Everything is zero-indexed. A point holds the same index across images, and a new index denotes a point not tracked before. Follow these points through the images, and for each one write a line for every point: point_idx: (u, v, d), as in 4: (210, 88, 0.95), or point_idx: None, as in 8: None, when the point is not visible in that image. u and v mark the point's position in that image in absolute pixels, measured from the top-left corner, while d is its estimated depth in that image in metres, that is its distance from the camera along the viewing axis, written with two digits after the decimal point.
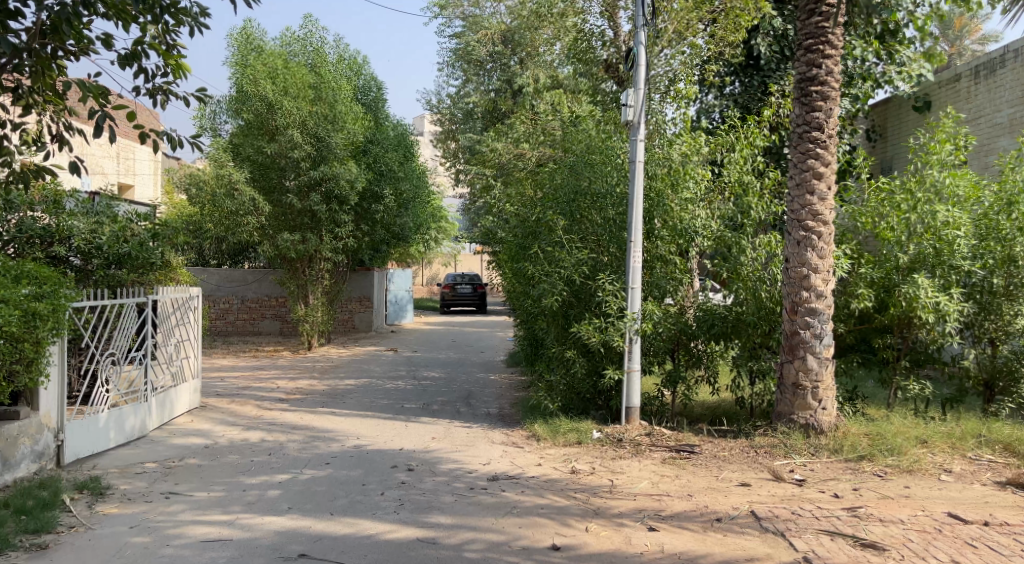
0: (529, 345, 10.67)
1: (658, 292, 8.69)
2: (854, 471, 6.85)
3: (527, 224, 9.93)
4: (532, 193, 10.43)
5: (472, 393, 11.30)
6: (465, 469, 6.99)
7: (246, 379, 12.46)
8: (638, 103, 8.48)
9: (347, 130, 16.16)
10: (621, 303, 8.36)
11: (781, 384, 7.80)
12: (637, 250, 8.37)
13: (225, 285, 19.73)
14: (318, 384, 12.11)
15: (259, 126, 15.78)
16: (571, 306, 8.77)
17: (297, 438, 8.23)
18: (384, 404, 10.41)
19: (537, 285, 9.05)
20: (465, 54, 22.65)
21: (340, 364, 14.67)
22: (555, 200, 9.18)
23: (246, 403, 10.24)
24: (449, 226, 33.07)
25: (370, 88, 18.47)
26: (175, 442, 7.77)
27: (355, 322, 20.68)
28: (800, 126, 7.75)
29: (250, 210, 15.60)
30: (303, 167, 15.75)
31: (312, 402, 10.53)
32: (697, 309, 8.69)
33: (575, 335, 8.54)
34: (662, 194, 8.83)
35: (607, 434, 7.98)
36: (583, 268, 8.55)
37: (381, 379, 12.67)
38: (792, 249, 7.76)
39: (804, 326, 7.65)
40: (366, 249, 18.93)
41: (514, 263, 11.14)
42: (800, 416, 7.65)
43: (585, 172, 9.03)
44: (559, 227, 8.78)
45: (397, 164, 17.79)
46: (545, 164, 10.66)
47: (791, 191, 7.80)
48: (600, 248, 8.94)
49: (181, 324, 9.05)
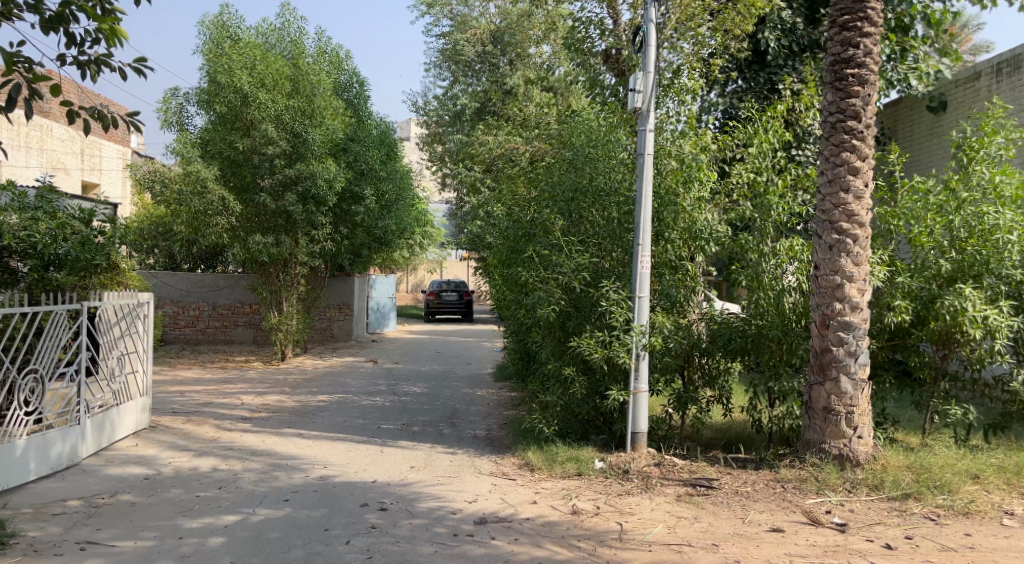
0: (522, 360, 9.66)
1: (669, 304, 7.70)
2: (901, 513, 5.89)
3: (519, 225, 8.95)
4: (526, 191, 9.42)
5: (457, 411, 10.27)
6: (448, 508, 5.97)
7: (208, 394, 11.40)
8: (648, 88, 7.49)
9: (327, 126, 15.06)
10: (627, 315, 7.37)
11: (809, 408, 6.81)
12: (645, 254, 7.41)
13: (196, 290, 18.63)
14: (287, 400, 11.06)
15: (232, 120, 14.71)
16: (570, 317, 7.77)
17: (256, 466, 7.19)
18: (358, 424, 9.37)
19: (531, 292, 8.07)
20: (452, 54, 21.69)
21: (313, 377, 13.60)
22: (553, 197, 8.19)
23: (204, 423, 9.17)
24: (433, 232, 31.96)
25: (353, 84, 17.32)
26: (110, 473, 6.72)
27: (333, 331, 19.56)
28: (832, 114, 6.74)
29: (219, 210, 14.53)
30: (278, 165, 14.67)
31: (279, 422, 9.47)
32: (708, 322, 7.74)
33: (573, 350, 7.55)
34: (671, 192, 7.84)
35: (611, 464, 6.99)
36: (584, 275, 7.56)
37: (357, 395, 11.62)
38: (823, 255, 6.76)
39: (836, 342, 6.66)
40: (346, 254, 17.89)
41: (505, 270, 10.11)
42: (832, 446, 6.64)
43: (585, 167, 8.06)
44: (556, 228, 7.79)
45: (379, 163, 16.73)
46: (539, 160, 9.64)
47: (821, 187, 6.81)
48: (602, 252, 7.95)
49: (126, 334, 7.98)
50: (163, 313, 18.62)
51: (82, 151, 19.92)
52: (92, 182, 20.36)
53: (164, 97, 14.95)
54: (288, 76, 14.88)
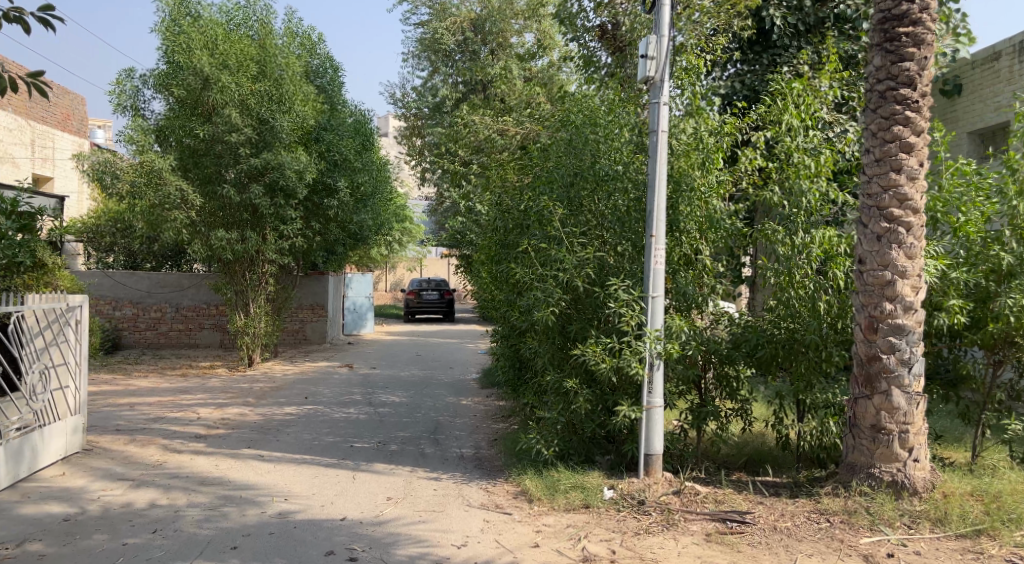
0: (514, 368, 8.61)
1: (685, 304, 6.65)
2: (978, 557, 4.87)
3: (510, 215, 7.92)
4: (519, 177, 8.36)
5: (440, 425, 9.20)
6: (432, 557, 4.93)
7: (161, 406, 10.30)
8: (662, 54, 6.44)
9: (296, 113, 13.86)
10: (639, 318, 6.32)
11: (853, 426, 5.69)
12: (658, 247, 6.38)
13: (158, 291, 17.43)
14: (249, 413, 9.98)
15: (192, 106, 13.52)
16: (570, 321, 6.74)
17: (202, 500, 6.11)
18: (328, 442, 8.30)
19: (526, 293, 7.04)
20: (431, 43, 20.40)
21: (281, 386, 12.48)
22: (550, 182, 7.15)
23: (150, 444, 8.08)
24: (412, 228, 30.81)
25: (325, 69, 16.11)
26: (22, 514, 5.65)
27: (306, 333, 18.38)
28: (881, 81, 5.67)
29: (177, 203, 13.38)
30: (243, 154, 13.50)
31: (237, 440, 8.38)
32: (728, 326, 6.69)
33: (576, 359, 6.50)
34: (686, 176, 6.78)
35: (623, 493, 5.94)
36: (588, 272, 6.52)
37: (329, 406, 10.53)
38: (870, 247, 5.65)
39: (886, 349, 5.55)
40: (319, 251, 16.75)
41: (493, 266, 9.06)
42: (883, 471, 5.53)
43: (586, 148, 7.02)
44: (555, 218, 6.76)
45: (353, 153, 15.55)
46: (532, 143, 8.55)
47: (867, 166, 5.71)
48: (606, 246, 6.91)
49: (49, 344, 6.97)
50: (122, 316, 17.43)
51: (32, 141, 18.78)
52: (44, 175, 19.20)
53: (117, 78, 13.68)
54: (253, 58, 13.70)
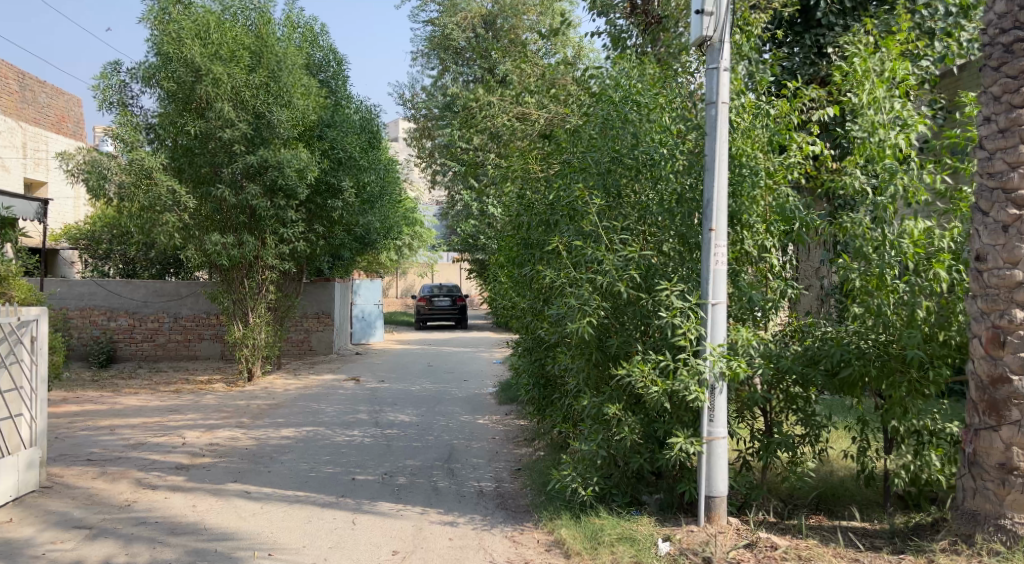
0: (540, 387, 7.47)
1: (751, 312, 5.52)
2: None
3: (536, 212, 6.82)
4: (547, 166, 7.21)
5: (456, 450, 8.08)
6: None
7: (143, 429, 9.24)
8: (721, 8, 5.31)
9: (296, 107, 13.00)
10: (698, 331, 5.18)
11: (974, 464, 4.55)
12: (720, 243, 5.24)
13: (155, 300, 16.46)
14: (242, 437, 8.90)
15: (183, 100, 12.50)
16: (610, 333, 5.62)
17: (168, 556, 5.01)
18: (327, 473, 7.20)
19: (557, 300, 5.93)
20: (441, 40, 19.53)
21: (281, 403, 11.42)
22: (584, 168, 6.03)
23: (122, 478, 6.99)
24: (423, 232, 29.79)
25: (329, 63, 15.09)
26: None
27: (312, 343, 17.34)
28: (1007, 32, 4.54)
29: (169, 204, 12.36)
30: (238, 151, 12.48)
31: (224, 472, 7.30)
32: (803, 339, 5.55)
33: (620, 379, 5.38)
34: (749, 158, 5.60)
35: (682, 548, 4.82)
36: (633, 274, 5.38)
37: (332, 427, 9.45)
38: (993, 239, 4.50)
39: (1018, 368, 4.38)
40: (324, 255, 15.75)
41: (514, 269, 7.93)
42: (1016, 522, 4.38)
43: (627, 127, 5.90)
44: (592, 211, 5.64)
45: (359, 150, 14.51)
46: (559, 127, 7.42)
47: (987, 139, 4.58)
48: (651, 243, 5.79)
49: None
50: (117, 327, 16.42)
51: (24, 144, 17.85)
52: (38, 179, 18.29)
53: (102, 72, 12.64)
54: (248, 48, 12.69)
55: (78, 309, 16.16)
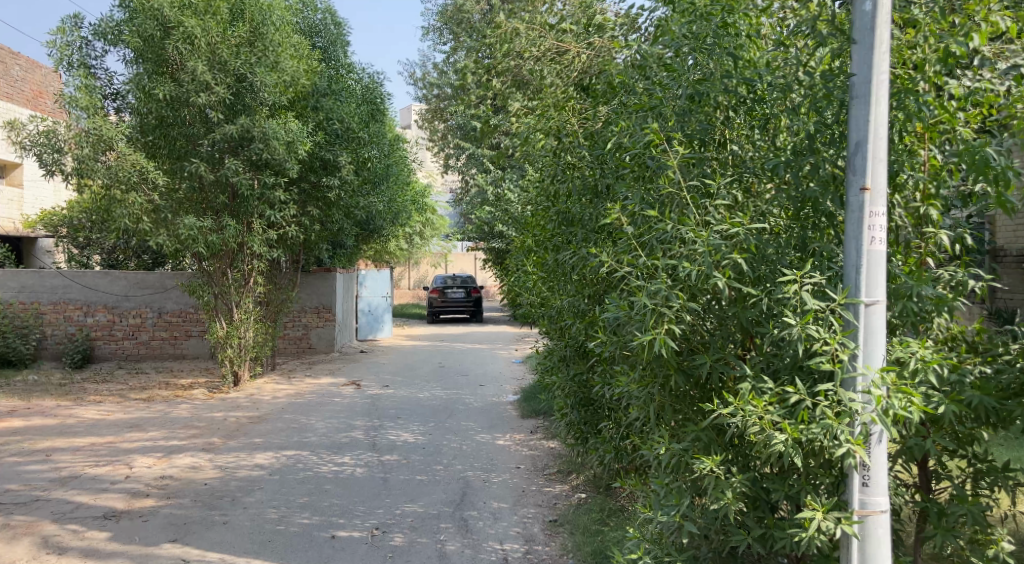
0: (582, 410, 5.70)
1: (915, 317, 3.68)
2: None
3: (586, 176, 5.01)
4: (593, 118, 5.32)
5: (470, 489, 6.27)
6: None
7: (86, 454, 7.50)
8: None
9: (283, 69, 11.23)
10: (847, 347, 3.32)
11: None
12: (876, 212, 3.37)
13: (136, 293, 14.74)
14: (206, 465, 7.14)
15: (154, 61, 10.69)
16: (698, 347, 3.80)
17: None
18: (297, 527, 5.41)
19: (617, 295, 4.11)
20: (455, 11, 17.64)
21: (263, 416, 9.66)
22: (654, 106, 4.22)
23: (25, 535, 5.24)
24: (435, 220, 28.00)
25: (327, 26, 13.26)
26: None
27: (311, 341, 15.59)
28: None
29: (137, 183, 10.63)
30: (215, 118, 10.70)
31: (164, 524, 5.51)
32: (995, 358, 3.68)
33: (719, 416, 3.56)
34: (909, 87, 3.72)
35: None
36: (738, 260, 3.53)
37: (318, 450, 7.67)
38: None
39: None
40: (323, 242, 13.98)
41: (547, 256, 6.12)
42: None
43: (722, 44, 4.05)
44: (673, 165, 3.80)
45: (358, 122, 12.73)
46: (608, 66, 5.54)
47: None
48: (760, 216, 3.95)
49: None
50: (95, 323, 14.68)
51: None
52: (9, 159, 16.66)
53: (60, 26, 10.90)
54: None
55: (51, 303, 14.43)
